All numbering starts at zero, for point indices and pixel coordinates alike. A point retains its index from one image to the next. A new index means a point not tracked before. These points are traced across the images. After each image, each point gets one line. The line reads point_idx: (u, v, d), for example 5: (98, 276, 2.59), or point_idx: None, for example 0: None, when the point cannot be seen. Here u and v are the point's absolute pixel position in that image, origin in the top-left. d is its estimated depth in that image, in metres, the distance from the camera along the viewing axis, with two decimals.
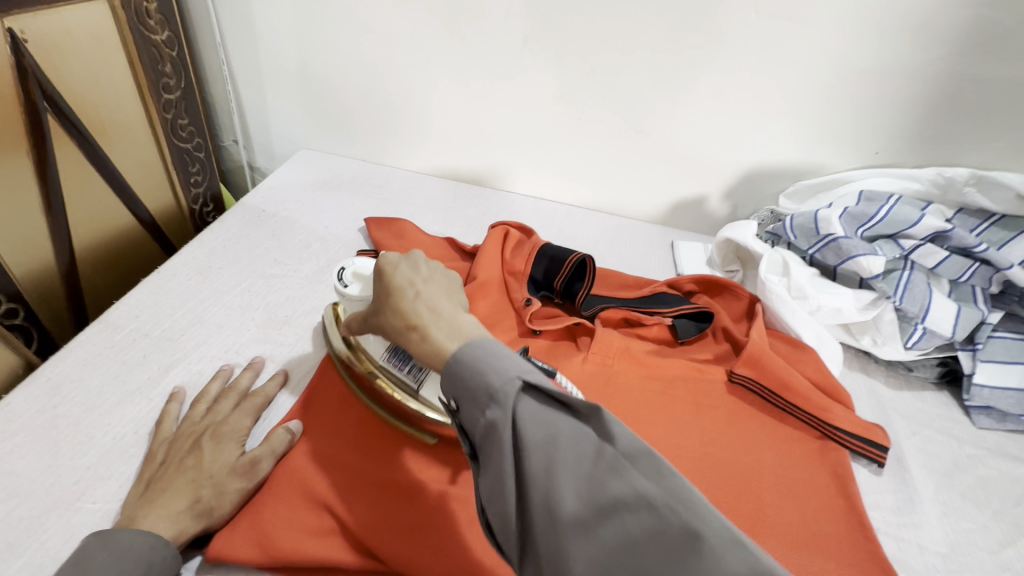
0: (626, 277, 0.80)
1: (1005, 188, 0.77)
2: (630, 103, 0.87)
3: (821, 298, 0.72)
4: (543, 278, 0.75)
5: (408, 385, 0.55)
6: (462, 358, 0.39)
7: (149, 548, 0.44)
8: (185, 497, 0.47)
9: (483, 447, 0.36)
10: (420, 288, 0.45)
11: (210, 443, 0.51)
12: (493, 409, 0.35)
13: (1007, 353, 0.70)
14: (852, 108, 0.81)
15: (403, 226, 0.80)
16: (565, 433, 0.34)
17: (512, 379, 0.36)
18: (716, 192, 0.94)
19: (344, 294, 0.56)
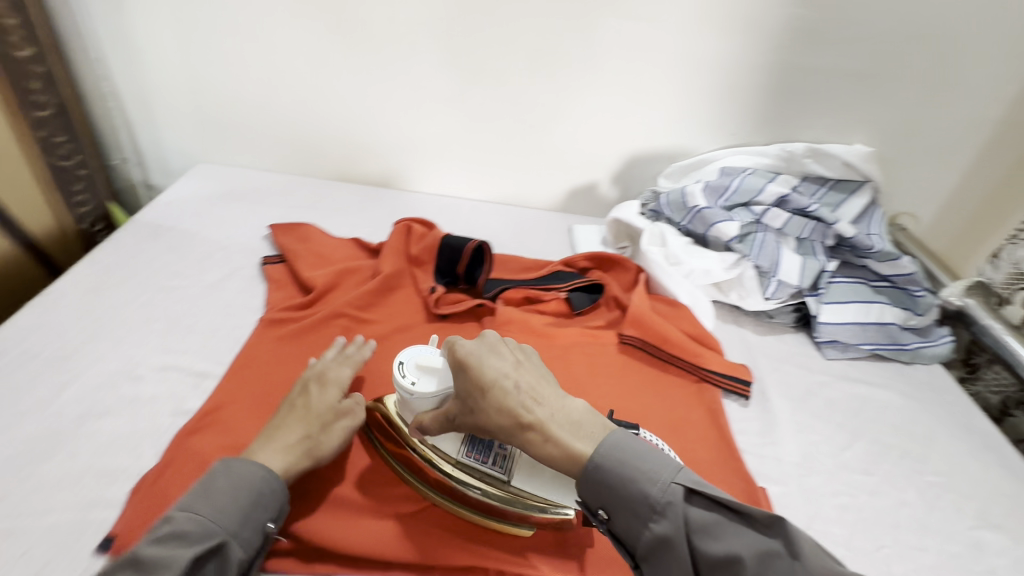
0: (526, 261, 0.87)
1: (835, 158, 0.92)
2: (517, 100, 0.94)
3: (693, 262, 0.83)
4: (448, 267, 0.81)
5: (497, 476, 0.53)
6: (608, 471, 0.46)
7: (261, 477, 0.50)
8: (297, 432, 0.55)
9: (649, 554, 0.45)
10: (518, 382, 0.50)
11: (317, 388, 0.59)
12: (659, 521, 0.44)
13: (844, 294, 0.84)
14: (708, 96, 0.93)
15: (306, 231, 0.82)
16: (742, 547, 0.42)
17: (672, 488, 0.45)
18: (605, 177, 1.04)
19: (412, 395, 0.52)
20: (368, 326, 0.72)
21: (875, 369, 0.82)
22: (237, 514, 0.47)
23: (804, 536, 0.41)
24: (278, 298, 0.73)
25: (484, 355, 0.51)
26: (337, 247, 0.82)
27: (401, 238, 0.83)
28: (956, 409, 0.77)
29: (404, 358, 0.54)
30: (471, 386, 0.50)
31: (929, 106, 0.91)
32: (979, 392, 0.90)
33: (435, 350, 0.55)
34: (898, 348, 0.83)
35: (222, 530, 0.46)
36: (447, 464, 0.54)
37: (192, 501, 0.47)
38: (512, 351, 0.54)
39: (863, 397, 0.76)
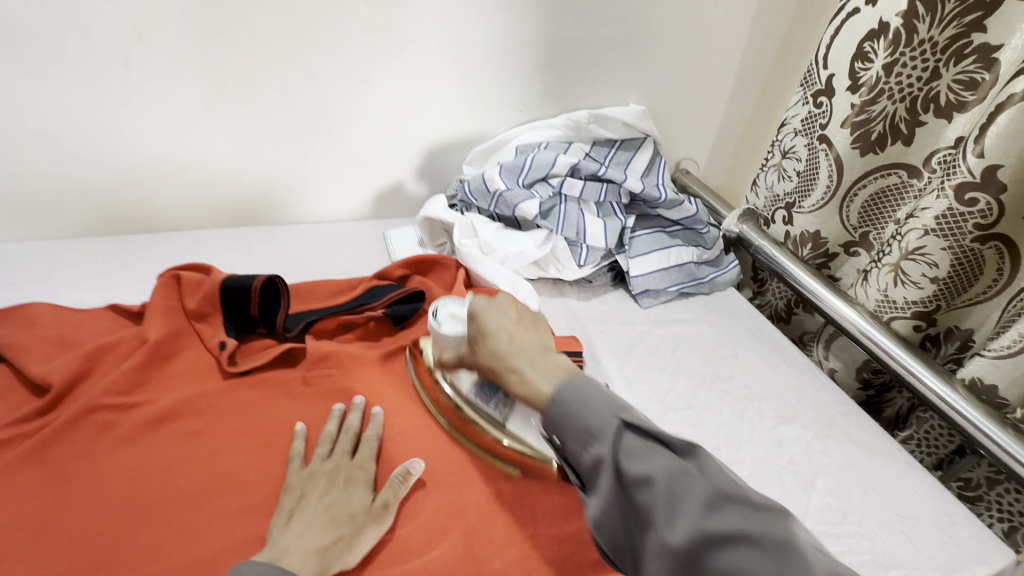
0: (337, 282, 0.78)
1: (615, 120, 0.98)
2: (282, 106, 0.85)
3: (505, 248, 0.82)
4: (238, 313, 0.68)
5: (496, 419, 0.59)
6: (557, 405, 0.46)
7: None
8: (329, 535, 0.49)
9: (590, 477, 0.44)
10: (512, 334, 0.56)
11: (361, 475, 0.55)
12: (596, 446, 0.43)
13: (646, 245, 0.91)
14: (486, 77, 0.92)
15: (30, 313, 0.64)
16: (662, 470, 0.40)
17: (610, 419, 0.43)
18: (409, 175, 0.99)
19: (438, 332, 0.62)
20: (128, 416, 0.57)
21: (683, 306, 0.90)
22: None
23: (718, 466, 0.41)
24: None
25: (488, 312, 0.59)
26: (85, 323, 0.66)
27: (168, 293, 0.68)
28: (749, 324, 0.88)
29: (438, 305, 0.65)
30: (476, 333, 0.57)
31: (679, 62, 1.01)
32: (768, 302, 1.06)
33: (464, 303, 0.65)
34: (698, 283, 0.93)
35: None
36: (455, 397, 0.62)
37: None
38: (513, 309, 0.60)
39: (677, 335, 0.83)
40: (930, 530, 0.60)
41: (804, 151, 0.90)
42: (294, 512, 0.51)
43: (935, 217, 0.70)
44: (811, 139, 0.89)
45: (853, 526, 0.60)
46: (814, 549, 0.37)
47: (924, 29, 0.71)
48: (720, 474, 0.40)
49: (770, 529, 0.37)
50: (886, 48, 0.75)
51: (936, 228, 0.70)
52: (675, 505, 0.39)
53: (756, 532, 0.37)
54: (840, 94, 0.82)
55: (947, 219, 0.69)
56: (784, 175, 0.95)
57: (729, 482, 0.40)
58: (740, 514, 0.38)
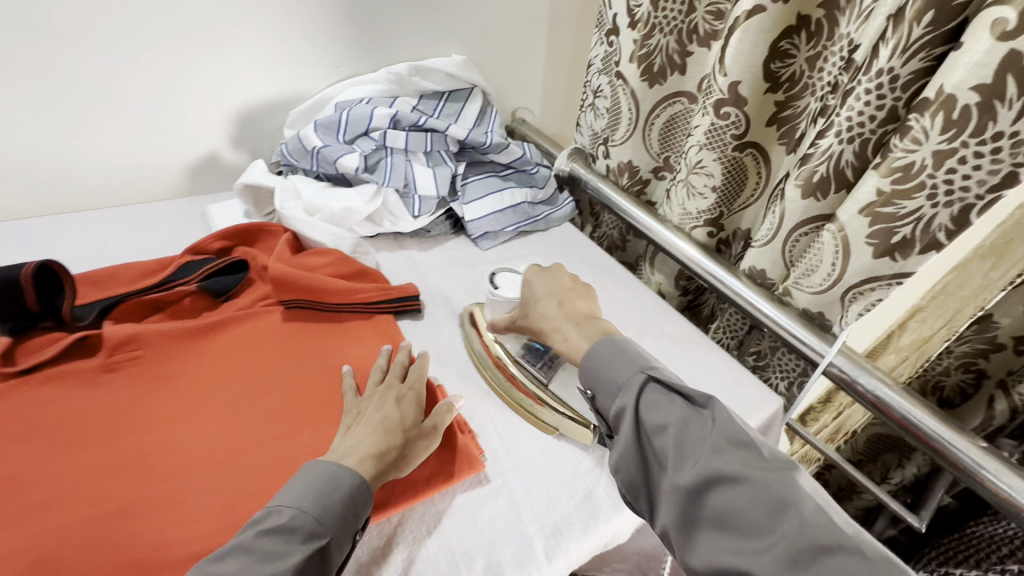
0: (144, 262, 0.72)
1: (436, 71, 0.98)
2: (36, 74, 0.73)
3: (331, 205, 0.81)
4: (8, 309, 0.60)
5: (540, 379, 0.63)
6: (596, 359, 0.54)
7: (355, 487, 0.48)
8: (381, 444, 0.52)
9: (614, 425, 0.51)
10: (560, 299, 0.62)
11: (409, 395, 0.58)
12: (621, 397, 0.50)
13: (480, 190, 0.95)
14: (289, 31, 0.87)
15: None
16: (677, 417, 0.47)
17: (636, 375, 0.51)
18: (223, 143, 0.92)
19: (494, 296, 0.66)
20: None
21: (522, 243, 0.96)
22: (337, 518, 0.46)
23: (730, 414, 0.47)
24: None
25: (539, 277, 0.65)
26: None
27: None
28: (581, 252, 0.96)
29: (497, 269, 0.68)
30: (524, 295, 0.64)
31: (492, 10, 1.03)
32: (605, 233, 1.16)
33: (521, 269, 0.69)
34: (534, 221, 0.98)
35: (325, 535, 0.44)
36: (511, 363, 0.65)
37: (297, 496, 0.46)
38: (558, 272, 0.67)
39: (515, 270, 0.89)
40: (719, 393, 0.73)
41: (607, 88, 0.98)
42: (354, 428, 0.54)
43: (705, 133, 0.80)
44: (610, 76, 0.97)
45: None
46: (808, 496, 0.42)
47: None
48: (731, 425, 0.46)
49: (769, 474, 0.43)
50: None
51: (706, 142, 0.81)
52: (683, 450, 0.46)
53: (749, 474, 0.43)
54: (623, 32, 0.88)
55: (712, 133, 0.79)
56: (598, 113, 1.03)
57: (736, 429, 0.46)
58: (743, 454, 0.44)
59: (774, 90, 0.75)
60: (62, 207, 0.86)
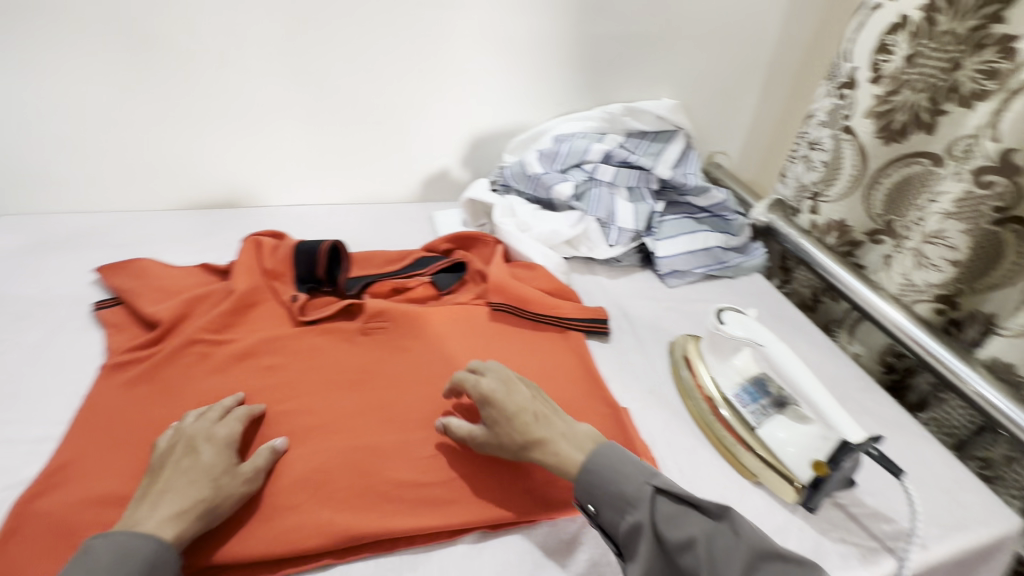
0: (388, 253, 0.88)
1: (649, 113, 1.04)
2: (345, 97, 0.95)
3: (541, 226, 0.90)
4: (306, 273, 0.78)
5: (749, 422, 0.64)
6: (597, 473, 0.51)
7: (154, 551, 0.45)
8: (191, 496, 0.49)
9: (627, 544, 0.49)
10: (535, 412, 0.56)
11: (207, 448, 0.53)
12: (633, 513, 0.49)
13: (674, 229, 0.97)
14: (528, 72, 1.00)
15: (140, 268, 0.76)
16: (701, 533, 0.47)
17: (643, 486, 0.50)
18: (454, 162, 1.08)
19: (717, 330, 0.67)
20: (219, 349, 0.68)
21: (708, 287, 0.95)
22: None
23: (747, 523, 0.47)
24: (117, 342, 0.68)
25: (502, 391, 0.57)
26: (181, 277, 0.77)
27: (248, 254, 0.79)
28: (771, 306, 0.92)
29: (727, 307, 0.69)
30: (498, 415, 0.56)
31: (712, 58, 1.06)
32: (796, 290, 1.09)
33: (753, 314, 0.68)
34: (723, 267, 0.97)
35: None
36: (721, 404, 0.67)
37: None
38: (515, 381, 0.59)
39: (700, 313, 0.88)
40: (936, 492, 0.64)
41: (829, 143, 0.94)
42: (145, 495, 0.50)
43: (953, 201, 0.74)
44: (835, 130, 0.93)
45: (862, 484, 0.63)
46: None
47: (946, 21, 0.75)
48: (754, 535, 0.46)
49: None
50: (907, 41, 0.80)
51: (955, 211, 0.73)
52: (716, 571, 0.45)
53: None
54: (863, 86, 0.87)
55: (965, 201, 0.72)
56: (812, 166, 0.98)
57: (760, 541, 0.46)
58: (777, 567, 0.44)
59: None
60: (331, 199, 1.07)
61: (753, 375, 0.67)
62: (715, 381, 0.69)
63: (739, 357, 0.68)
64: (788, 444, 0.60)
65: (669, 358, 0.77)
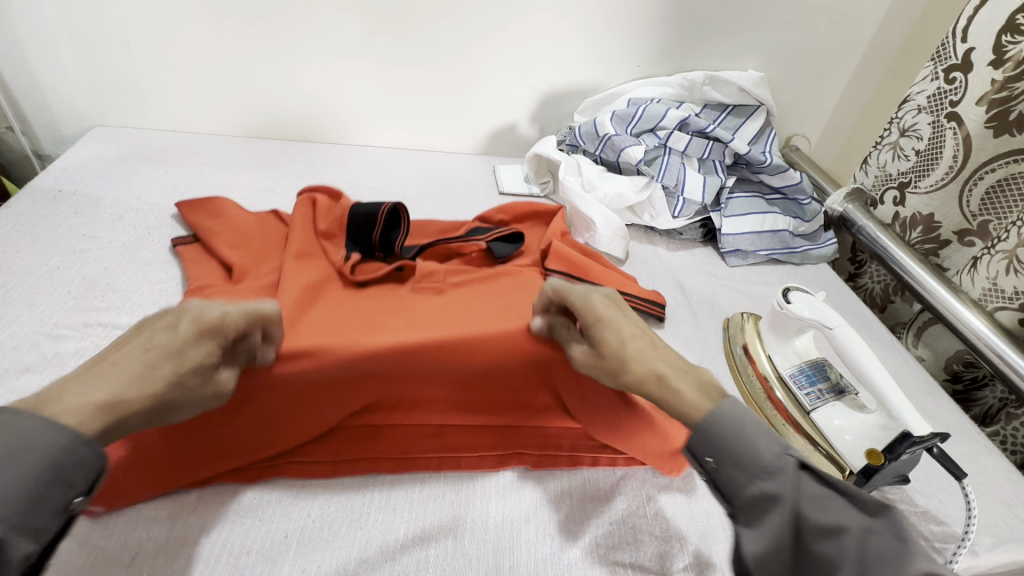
0: (442, 223, 0.83)
1: (730, 84, 0.99)
2: (426, 40, 0.95)
3: (606, 188, 0.88)
4: (360, 235, 0.69)
5: (804, 405, 0.62)
6: (726, 430, 0.43)
7: (73, 445, 0.34)
8: (128, 390, 0.37)
9: (749, 511, 0.42)
10: (651, 341, 0.49)
11: (190, 327, 0.41)
12: (768, 482, 0.41)
13: (742, 207, 0.93)
14: (612, 29, 0.96)
15: (206, 207, 0.73)
16: (854, 524, 0.38)
17: (788, 458, 0.41)
18: (524, 117, 1.07)
19: (782, 309, 0.65)
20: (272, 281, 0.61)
21: (771, 271, 0.92)
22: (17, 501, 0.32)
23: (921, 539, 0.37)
24: (188, 282, 0.64)
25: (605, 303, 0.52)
26: (233, 221, 0.71)
27: (302, 210, 0.72)
28: (836, 297, 0.88)
29: (791, 286, 0.67)
30: (608, 335, 0.49)
31: (810, 32, 1.00)
32: (865, 285, 1.04)
33: (819, 296, 0.65)
34: (789, 252, 0.94)
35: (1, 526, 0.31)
36: (775, 382, 0.65)
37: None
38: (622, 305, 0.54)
39: (759, 294, 0.86)
40: (994, 503, 0.61)
41: (928, 130, 0.87)
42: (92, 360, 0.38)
43: None
44: (937, 117, 0.86)
45: (914, 483, 0.60)
46: None
47: None
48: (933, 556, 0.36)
49: None
50: None
51: None
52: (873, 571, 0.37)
53: None
54: (979, 70, 0.78)
55: None
56: (901, 155, 0.92)
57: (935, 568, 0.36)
58: None
59: None
60: (402, 145, 1.09)
61: (813, 358, 0.65)
62: (771, 360, 0.68)
63: (800, 340, 0.66)
64: (844, 431, 0.58)
65: (724, 333, 0.76)
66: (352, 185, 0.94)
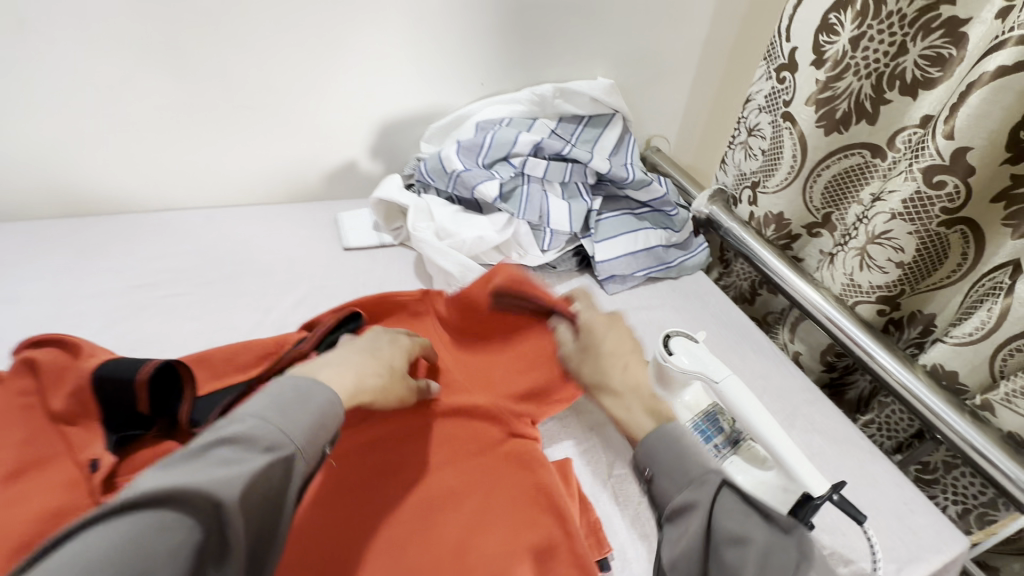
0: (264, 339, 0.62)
1: (581, 95, 0.93)
2: (213, 74, 0.76)
3: (464, 233, 0.77)
4: (118, 413, 0.51)
5: None
6: (657, 446, 0.44)
7: (325, 402, 0.43)
8: (367, 356, 0.54)
9: (668, 521, 0.41)
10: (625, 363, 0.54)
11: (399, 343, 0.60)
12: (689, 491, 0.40)
13: (614, 228, 0.87)
14: (444, 45, 0.84)
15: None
16: (761, 536, 0.36)
17: (712, 473, 0.40)
18: (362, 152, 0.91)
19: (664, 361, 0.59)
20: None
21: (651, 291, 0.87)
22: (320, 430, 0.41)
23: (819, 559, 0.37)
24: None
25: (605, 326, 0.57)
26: None
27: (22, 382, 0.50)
28: (717, 309, 0.86)
29: (672, 332, 0.60)
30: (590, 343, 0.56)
31: (650, 34, 0.96)
32: (734, 283, 1.04)
33: (699, 339, 0.60)
34: (666, 267, 0.90)
35: (290, 446, 0.38)
36: None
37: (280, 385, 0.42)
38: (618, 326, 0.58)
39: (643, 322, 0.80)
40: (887, 517, 0.61)
41: (769, 130, 0.86)
42: (326, 361, 0.52)
43: (901, 201, 0.68)
44: (775, 117, 0.84)
45: (816, 518, 0.58)
46: None
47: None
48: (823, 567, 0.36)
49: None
50: (853, 20, 0.69)
51: (903, 212, 0.69)
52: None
53: None
54: (804, 69, 0.77)
55: (914, 202, 0.67)
56: (751, 153, 0.91)
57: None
58: None
59: (1014, 161, 0.61)
60: (215, 200, 0.88)
61: (705, 408, 0.59)
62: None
63: (689, 392, 0.60)
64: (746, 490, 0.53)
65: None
66: (140, 269, 0.72)
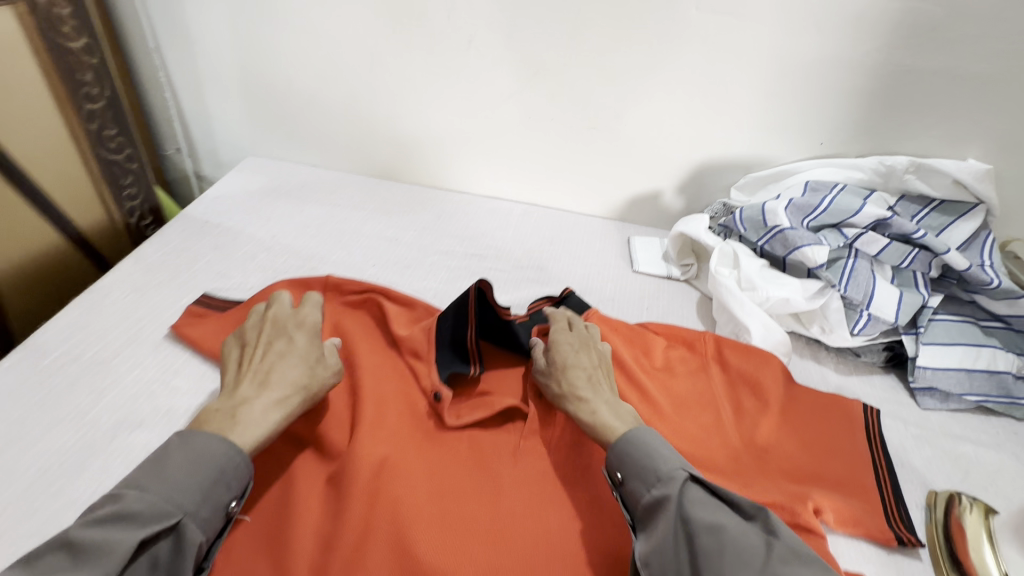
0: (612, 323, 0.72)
1: (943, 175, 0.80)
2: (581, 99, 0.86)
3: (770, 290, 0.73)
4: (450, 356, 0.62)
5: None
6: (631, 443, 0.51)
7: (218, 472, 0.45)
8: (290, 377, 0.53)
9: (645, 519, 0.47)
10: (589, 375, 0.59)
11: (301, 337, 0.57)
12: (660, 488, 0.47)
13: (949, 335, 0.73)
14: (797, 99, 0.82)
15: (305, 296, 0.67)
16: (729, 522, 0.43)
17: (678, 470, 0.47)
18: (670, 186, 0.95)
19: None
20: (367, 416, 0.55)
21: (981, 424, 0.70)
22: (197, 493, 0.44)
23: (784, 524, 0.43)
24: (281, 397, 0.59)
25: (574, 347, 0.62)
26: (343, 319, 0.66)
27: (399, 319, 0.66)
28: None
29: None
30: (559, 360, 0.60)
31: None
32: None
33: None
34: (1010, 402, 0.71)
35: (176, 512, 0.42)
36: None
37: (147, 481, 0.43)
38: (592, 346, 0.63)
39: (967, 457, 0.65)
40: None
41: None
42: (234, 385, 0.52)
43: None
44: None
45: None
46: None
47: None
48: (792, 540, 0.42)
49: None
50: None
51: None
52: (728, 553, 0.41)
53: None
54: None
55: None
56: None
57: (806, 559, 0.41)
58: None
59: None
60: (533, 200, 1.00)
61: None
62: None
63: None
64: None
65: (926, 514, 0.58)
66: (475, 243, 0.87)
